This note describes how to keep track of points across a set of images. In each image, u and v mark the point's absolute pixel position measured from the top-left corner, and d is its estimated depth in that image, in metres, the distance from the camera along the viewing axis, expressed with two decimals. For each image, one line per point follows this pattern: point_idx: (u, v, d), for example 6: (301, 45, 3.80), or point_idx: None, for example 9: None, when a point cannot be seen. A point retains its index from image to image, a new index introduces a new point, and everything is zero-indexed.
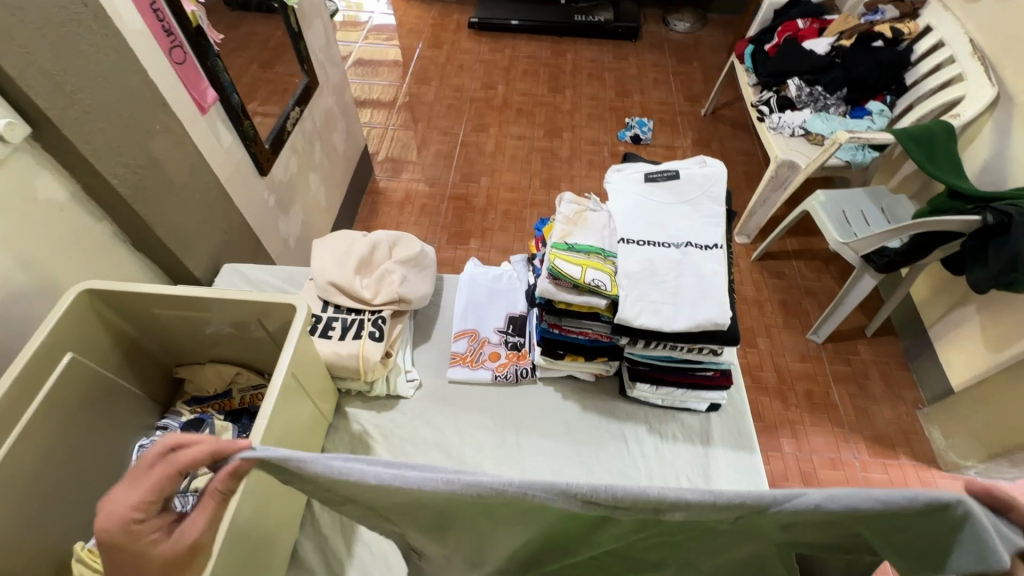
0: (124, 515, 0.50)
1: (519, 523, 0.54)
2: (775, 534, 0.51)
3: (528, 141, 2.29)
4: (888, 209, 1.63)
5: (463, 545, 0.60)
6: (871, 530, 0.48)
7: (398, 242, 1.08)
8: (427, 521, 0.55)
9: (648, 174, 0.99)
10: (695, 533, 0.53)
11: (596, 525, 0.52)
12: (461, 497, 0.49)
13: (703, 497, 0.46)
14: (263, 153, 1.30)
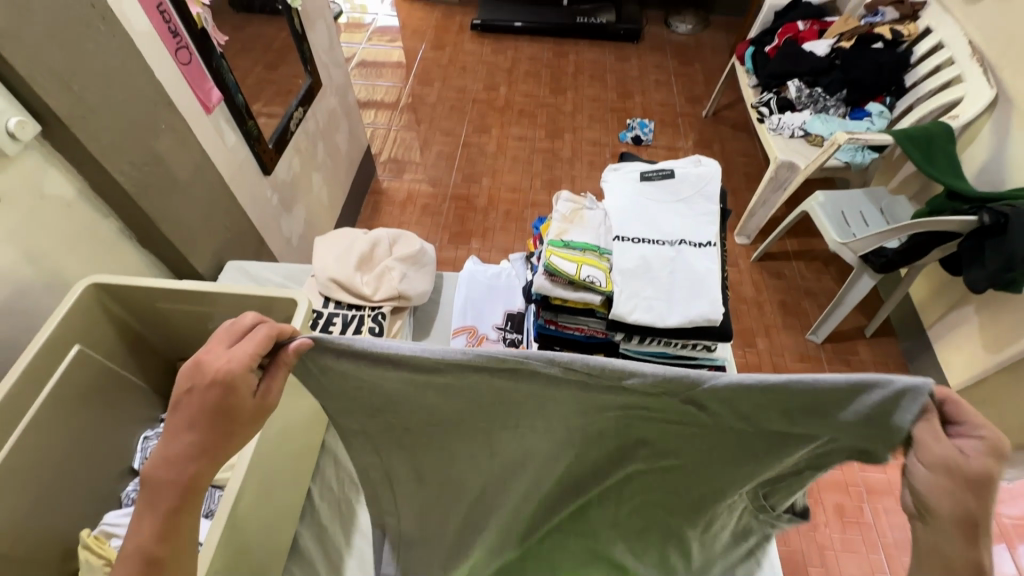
0: (240, 356, 0.52)
1: (496, 408, 0.59)
2: (728, 422, 0.55)
3: (530, 142, 2.31)
4: (887, 209, 1.63)
5: (447, 443, 0.65)
6: (808, 415, 0.52)
7: (398, 240, 1.09)
8: (415, 410, 0.60)
9: (644, 173, 1.01)
10: (660, 421, 0.58)
11: (568, 407, 0.57)
12: (446, 372, 0.54)
13: (660, 373, 0.51)
14: (267, 152, 1.32)
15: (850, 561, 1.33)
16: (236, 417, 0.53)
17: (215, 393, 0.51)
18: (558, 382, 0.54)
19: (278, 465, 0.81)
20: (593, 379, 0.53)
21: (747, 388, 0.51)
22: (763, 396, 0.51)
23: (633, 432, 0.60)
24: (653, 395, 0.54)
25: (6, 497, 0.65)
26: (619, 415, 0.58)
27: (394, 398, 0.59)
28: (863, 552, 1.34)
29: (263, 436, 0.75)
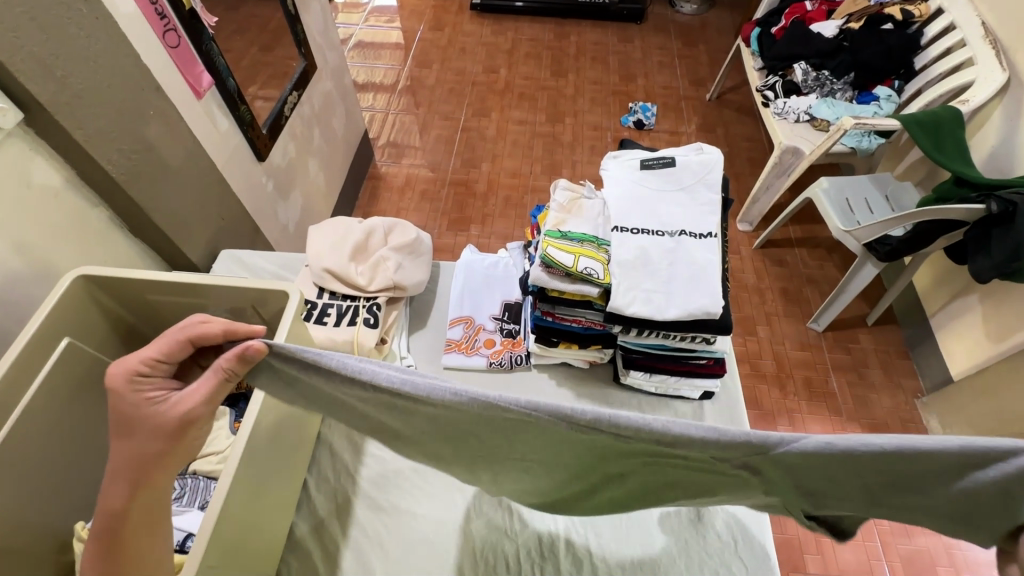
0: (131, 367, 0.56)
1: (523, 445, 0.57)
2: (775, 479, 0.53)
3: (530, 126, 2.27)
4: (892, 196, 1.61)
5: (466, 460, 0.64)
6: (887, 480, 0.50)
7: (394, 229, 1.08)
8: (437, 435, 0.59)
9: (644, 160, 0.98)
10: (691, 469, 0.55)
11: (592, 450, 0.55)
12: (477, 416, 0.52)
13: (709, 436, 0.48)
14: (261, 138, 1.29)
15: (846, 549, 1.34)
16: (152, 433, 0.56)
17: (121, 408, 0.56)
18: (588, 434, 0.51)
19: (272, 457, 0.81)
20: (628, 437, 0.50)
21: (815, 452, 0.48)
22: (827, 461, 0.49)
23: (659, 473, 0.58)
24: (695, 455, 0.51)
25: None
26: (648, 462, 0.56)
27: (429, 426, 0.57)
28: (860, 540, 1.35)
29: (255, 430, 0.74)
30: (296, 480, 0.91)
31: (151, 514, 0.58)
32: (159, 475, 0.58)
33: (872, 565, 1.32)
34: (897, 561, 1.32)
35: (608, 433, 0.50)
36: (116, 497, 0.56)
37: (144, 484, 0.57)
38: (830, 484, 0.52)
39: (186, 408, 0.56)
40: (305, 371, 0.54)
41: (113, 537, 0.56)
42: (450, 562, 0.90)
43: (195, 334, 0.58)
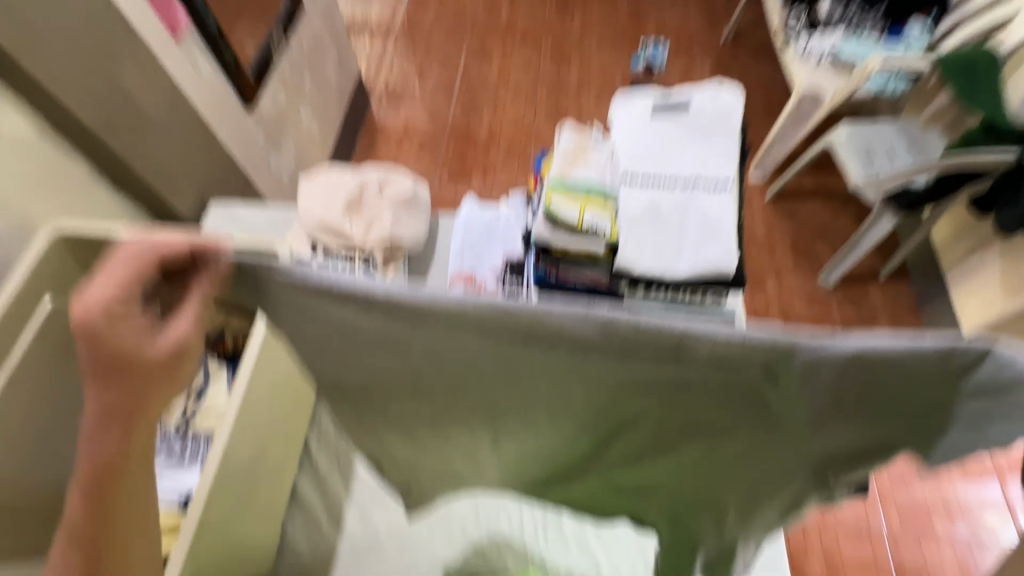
0: (94, 299, 0.43)
1: (518, 376, 0.50)
2: (794, 407, 0.47)
3: (534, 70, 2.15)
4: (916, 143, 1.52)
5: (439, 414, 0.56)
6: (911, 400, 0.46)
7: (389, 180, 1.03)
8: (415, 372, 0.51)
9: (657, 103, 0.92)
10: (701, 403, 0.49)
11: (593, 381, 0.49)
12: (474, 328, 0.46)
13: (731, 339, 0.44)
14: (247, 81, 1.23)
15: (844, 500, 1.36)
16: (145, 372, 0.46)
17: (101, 351, 0.44)
18: (598, 345, 0.46)
19: (273, 416, 0.81)
20: (640, 344, 0.45)
21: (840, 361, 0.44)
22: (857, 369, 0.44)
23: (673, 413, 0.51)
24: (713, 368, 0.46)
25: None
26: (657, 394, 0.49)
27: (401, 361, 0.51)
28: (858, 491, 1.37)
29: (249, 394, 0.73)
30: (296, 439, 0.91)
31: (144, 459, 0.52)
32: (149, 419, 0.50)
33: (868, 515, 1.34)
34: (893, 511, 1.34)
35: (620, 342, 0.45)
36: (106, 446, 0.49)
37: (132, 432, 0.49)
38: (853, 408, 0.47)
39: (182, 339, 0.47)
40: (295, 279, 0.46)
41: (106, 493, 0.50)
42: (454, 514, 0.94)
43: (165, 245, 0.47)
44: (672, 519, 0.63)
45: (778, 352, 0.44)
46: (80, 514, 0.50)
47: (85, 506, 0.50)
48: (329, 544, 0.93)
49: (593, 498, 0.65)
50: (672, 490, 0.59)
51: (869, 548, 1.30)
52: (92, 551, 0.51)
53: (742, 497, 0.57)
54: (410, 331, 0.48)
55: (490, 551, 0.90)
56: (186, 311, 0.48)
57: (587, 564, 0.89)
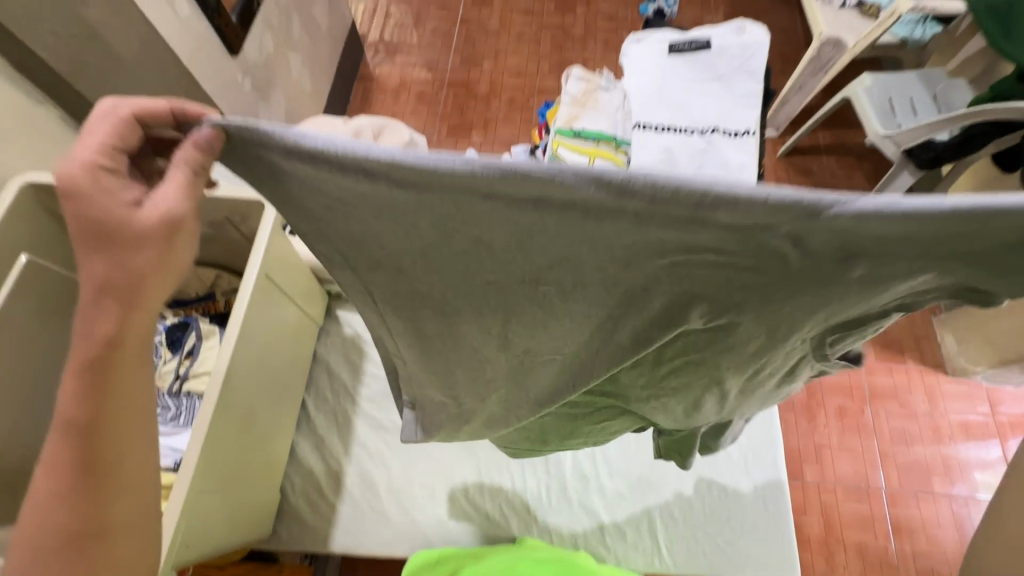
0: (76, 160, 0.38)
1: (498, 257, 0.42)
2: (832, 264, 0.39)
3: (537, 17, 2.02)
4: (941, 95, 1.44)
5: (429, 300, 0.49)
6: (994, 241, 0.37)
7: (384, 129, 0.98)
8: (393, 251, 0.44)
9: (673, 44, 0.91)
10: (718, 276, 0.42)
11: (597, 256, 0.40)
12: (428, 190, 0.35)
13: (762, 197, 0.32)
14: (231, 28, 1.13)
15: (845, 461, 1.35)
16: (132, 242, 0.40)
17: (79, 213, 0.39)
18: (591, 216, 0.35)
19: (264, 378, 0.78)
20: (652, 214, 0.34)
21: (907, 211, 0.33)
22: (918, 230, 0.35)
23: (679, 290, 0.43)
24: (735, 234, 0.36)
25: None
26: (670, 268, 0.41)
27: (351, 226, 0.42)
28: (860, 451, 1.36)
29: (237, 353, 0.70)
30: (292, 400, 0.90)
31: (145, 348, 0.47)
32: (152, 290, 0.44)
33: (868, 474, 1.34)
34: (893, 471, 1.34)
35: (625, 210, 0.34)
36: (105, 321, 0.43)
37: (134, 303, 0.43)
38: (894, 262, 0.40)
39: (172, 211, 0.40)
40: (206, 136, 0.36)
41: (90, 454, 0.46)
42: (458, 475, 0.97)
43: (141, 106, 0.40)
44: (688, 399, 0.63)
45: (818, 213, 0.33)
46: (64, 481, 0.46)
47: (69, 469, 0.46)
48: (328, 504, 0.93)
49: (607, 395, 0.64)
50: (688, 369, 0.56)
51: (868, 506, 1.31)
52: (85, 527, 0.47)
53: (760, 362, 0.55)
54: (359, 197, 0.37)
55: (497, 512, 0.95)
56: (173, 180, 0.40)
57: (592, 520, 0.96)
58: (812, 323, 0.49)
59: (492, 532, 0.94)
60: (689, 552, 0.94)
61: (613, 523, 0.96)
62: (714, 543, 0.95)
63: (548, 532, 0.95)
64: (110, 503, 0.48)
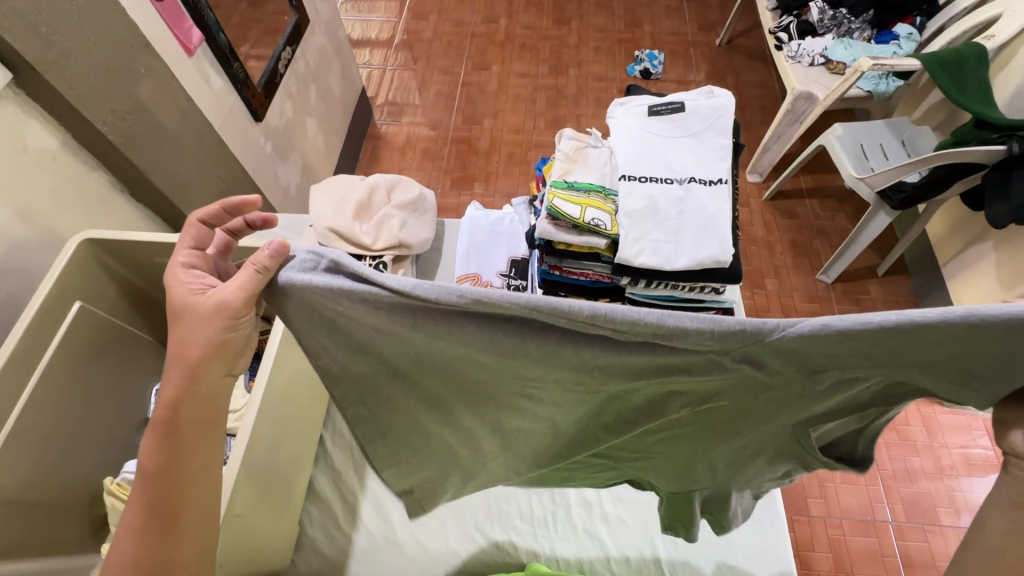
0: (174, 259, 0.53)
1: (509, 368, 0.53)
2: (781, 369, 0.51)
3: (533, 78, 2.19)
4: (909, 141, 1.55)
5: (450, 394, 0.59)
6: (914, 344, 0.47)
7: (396, 185, 1.08)
8: (436, 368, 0.55)
9: (651, 106, 1.04)
10: (694, 382, 0.53)
11: (598, 370, 0.51)
12: (466, 320, 0.48)
13: (707, 326, 0.44)
14: (257, 97, 1.26)
15: (849, 493, 1.37)
16: (197, 322, 0.50)
17: (171, 303, 0.51)
18: (585, 332, 0.47)
19: (287, 416, 0.84)
20: (628, 333, 0.46)
21: (822, 336, 0.45)
22: (834, 338, 0.45)
23: (663, 394, 0.56)
24: (694, 351, 0.47)
25: (30, 444, 0.70)
26: (654, 376, 0.52)
27: (405, 350, 0.53)
28: (863, 484, 1.38)
29: (266, 393, 0.75)
30: (310, 438, 0.94)
31: (206, 411, 0.53)
32: (206, 369, 0.52)
33: (874, 507, 1.35)
34: (899, 504, 1.35)
35: (606, 328, 0.45)
36: (170, 386, 0.52)
37: (191, 378, 0.51)
38: (836, 363, 0.49)
39: (224, 296, 0.49)
40: (297, 293, 0.46)
41: (165, 502, 0.53)
42: (467, 506, 1.01)
43: (204, 211, 0.54)
44: (677, 470, 0.73)
45: (753, 331, 0.45)
46: (135, 522, 0.52)
47: (146, 514, 0.52)
48: (345, 536, 0.97)
49: (604, 458, 0.73)
50: (679, 443, 0.66)
51: (876, 540, 1.31)
52: (157, 566, 0.52)
53: (741, 436, 0.64)
54: (414, 325, 0.49)
55: (504, 538, 0.98)
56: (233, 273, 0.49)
57: (597, 546, 0.98)
58: (783, 412, 0.59)
59: (502, 560, 0.96)
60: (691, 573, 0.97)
61: (617, 548, 0.98)
62: (713, 563, 0.98)
63: (555, 556, 0.97)
64: (174, 545, 0.53)
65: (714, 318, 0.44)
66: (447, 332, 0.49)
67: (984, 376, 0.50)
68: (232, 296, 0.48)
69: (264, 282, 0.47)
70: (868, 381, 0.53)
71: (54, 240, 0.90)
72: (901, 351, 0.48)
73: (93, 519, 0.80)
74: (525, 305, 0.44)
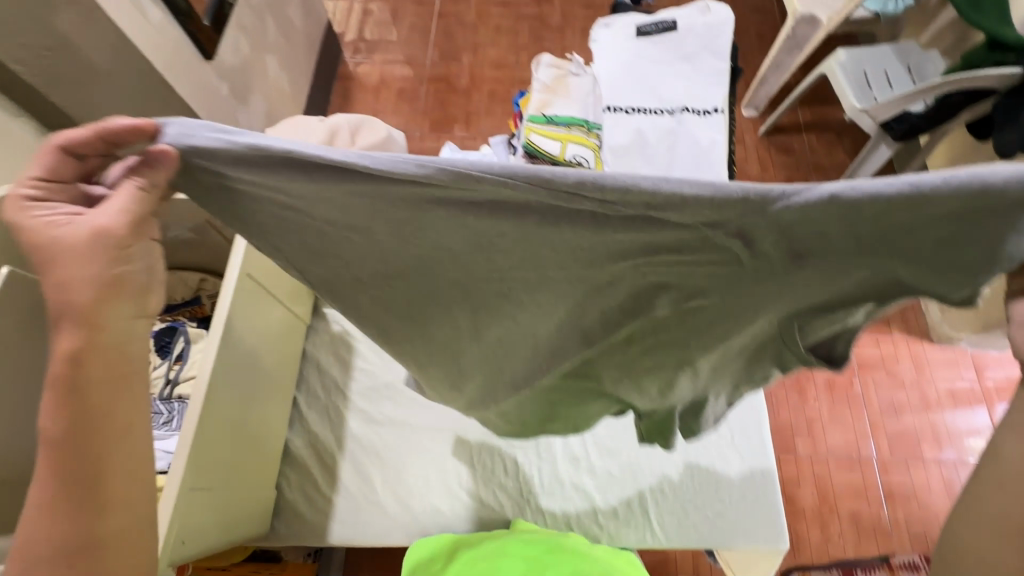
0: (11, 190, 0.43)
1: (476, 262, 0.49)
2: (768, 253, 0.44)
3: (514, 8, 2.01)
4: (915, 67, 1.44)
5: (421, 305, 0.56)
6: (928, 226, 0.42)
7: (360, 126, 0.99)
8: (394, 263, 0.50)
9: (640, 27, 0.94)
10: (680, 269, 0.48)
11: (573, 251, 0.46)
12: (433, 205, 0.43)
13: (706, 193, 0.38)
14: (204, 32, 1.13)
15: (836, 432, 1.38)
16: (70, 258, 0.43)
17: (25, 242, 0.43)
18: (568, 209, 0.42)
19: (250, 382, 0.79)
20: (616, 206, 0.40)
21: (830, 208, 0.40)
22: (842, 212, 0.40)
23: (647, 288, 0.50)
24: (685, 226, 0.42)
25: None
26: (638, 258, 0.46)
27: (353, 241, 0.48)
28: (851, 423, 1.38)
29: (222, 357, 0.70)
30: (281, 404, 0.91)
31: (115, 364, 0.47)
32: (105, 312, 0.45)
33: (859, 444, 1.36)
34: (884, 440, 1.36)
35: (591, 201, 0.40)
36: (66, 339, 0.45)
37: (90, 327, 0.45)
38: (839, 250, 0.44)
39: (104, 222, 0.43)
40: (231, 172, 0.41)
41: (78, 472, 0.47)
42: (450, 463, 1.00)
43: (56, 135, 0.43)
44: (661, 389, 0.68)
45: (760, 200, 0.39)
46: (48, 495, 0.47)
47: (58, 486, 0.47)
48: (326, 498, 0.96)
49: (586, 384, 0.68)
50: (666, 357, 0.61)
51: (860, 476, 1.33)
52: (79, 540, 0.47)
53: (729, 345, 0.60)
54: (360, 203, 0.43)
55: (490, 497, 0.97)
56: (114, 198, 0.43)
57: (583, 500, 0.98)
58: (773, 315, 0.54)
59: (487, 517, 0.96)
60: (678, 525, 0.96)
61: (604, 500, 0.98)
62: (701, 513, 0.97)
63: (541, 513, 0.97)
64: (103, 515, 0.48)
65: (715, 185, 0.38)
66: (399, 211, 0.44)
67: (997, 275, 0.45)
68: (112, 221, 0.43)
69: (153, 197, 0.44)
70: (862, 277, 0.48)
71: None
72: (907, 236, 0.43)
73: None
74: (499, 173, 0.39)
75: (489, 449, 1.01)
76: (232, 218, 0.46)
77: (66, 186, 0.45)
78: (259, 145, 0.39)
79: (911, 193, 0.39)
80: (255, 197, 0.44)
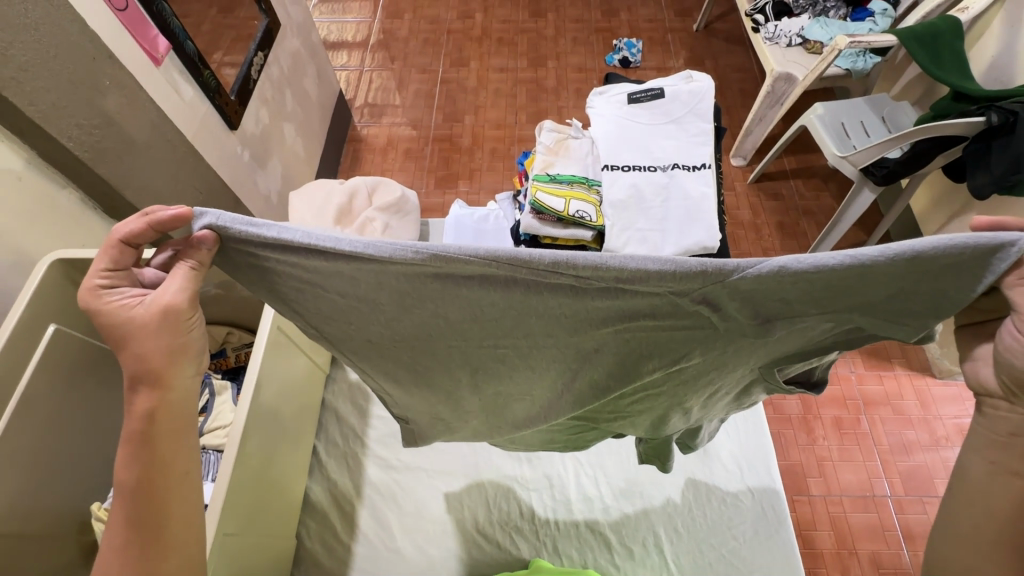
0: (87, 281, 0.47)
1: (474, 330, 0.56)
2: (735, 315, 0.52)
3: (512, 72, 2.17)
4: (889, 117, 1.54)
5: (430, 369, 0.62)
6: (872, 280, 0.48)
7: (378, 187, 1.08)
8: (415, 334, 0.57)
9: (631, 95, 1.04)
10: (659, 326, 0.54)
11: (568, 316, 0.53)
12: (431, 279, 0.48)
13: (667, 269, 0.45)
14: (230, 105, 1.22)
15: (847, 470, 1.38)
16: (141, 335, 0.47)
17: (100, 324, 0.47)
18: (549, 281, 0.47)
19: (273, 430, 0.83)
20: (591, 279, 0.46)
21: (782, 274, 0.46)
22: (789, 278, 0.47)
23: (631, 344, 0.57)
24: (656, 293, 0.49)
25: (12, 470, 0.69)
26: (618, 323, 0.54)
27: (364, 314, 0.54)
28: (861, 460, 1.39)
29: (252, 407, 0.75)
30: (300, 453, 0.94)
31: (181, 420, 0.52)
32: (175, 373, 0.50)
33: (872, 483, 1.36)
34: (897, 477, 1.36)
35: (568, 276, 0.46)
36: (141, 400, 0.50)
37: (163, 387, 0.50)
38: (795, 306, 0.52)
39: (167, 300, 0.47)
40: (260, 252, 0.46)
41: (143, 519, 0.51)
42: (466, 505, 1.06)
43: (120, 228, 0.47)
44: (655, 424, 0.75)
45: (717, 273, 0.46)
46: (118, 539, 0.51)
47: (127, 531, 0.51)
48: (344, 546, 1.01)
49: (585, 418, 0.76)
50: (654, 398, 0.68)
51: (876, 515, 1.32)
52: None
53: (712, 388, 0.66)
54: (375, 280, 0.49)
55: (507, 540, 1.03)
56: (173, 279, 0.47)
57: (601, 546, 1.03)
58: (748, 359, 0.61)
59: (504, 560, 1.01)
60: (695, 564, 1.01)
61: (620, 545, 1.03)
62: (716, 551, 1.03)
63: (559, 555, 1.02)
64: (160, 563, 0.52)
65: (675, 261, 0.44)
66: (403, 282, 0.49)
67: (931, 310, 0.53)
68: (174, 300, 0.47)
69: (204, 274, 0.48)
70: (828, 329, 0.56)
71: (26, 264, 0.89)
72: (848, 289, 0.50)
73: (82, 546, 0.80)
74: (484, 258, 0.45)
75: (503, 491, 1.07)
76: (255, 289, 0.51)
77: (128, 271, 0.49)
78: (283, 237, 0.44)
79: (854, 265, 0.45)
80: (275, 271, 0.49)
